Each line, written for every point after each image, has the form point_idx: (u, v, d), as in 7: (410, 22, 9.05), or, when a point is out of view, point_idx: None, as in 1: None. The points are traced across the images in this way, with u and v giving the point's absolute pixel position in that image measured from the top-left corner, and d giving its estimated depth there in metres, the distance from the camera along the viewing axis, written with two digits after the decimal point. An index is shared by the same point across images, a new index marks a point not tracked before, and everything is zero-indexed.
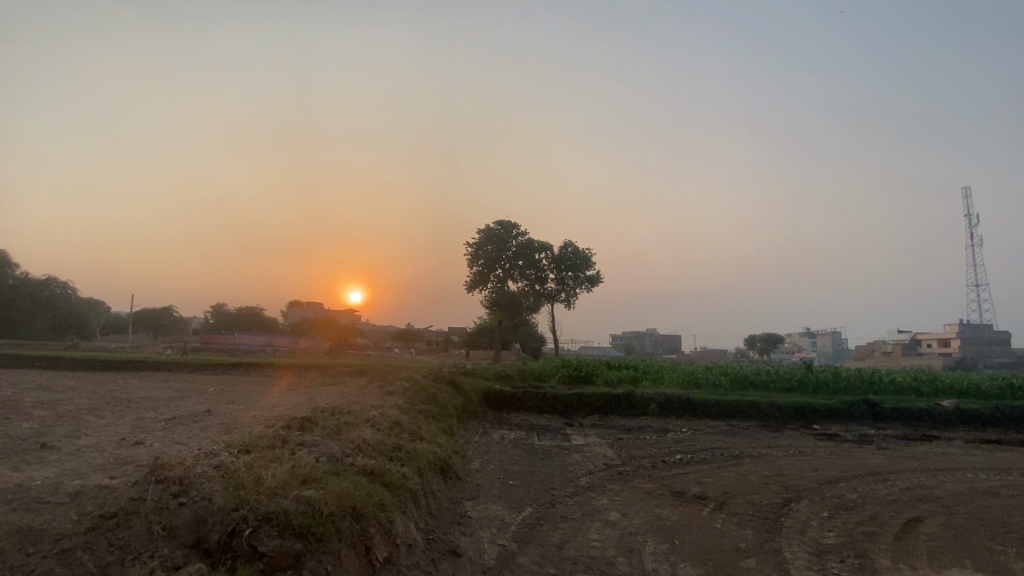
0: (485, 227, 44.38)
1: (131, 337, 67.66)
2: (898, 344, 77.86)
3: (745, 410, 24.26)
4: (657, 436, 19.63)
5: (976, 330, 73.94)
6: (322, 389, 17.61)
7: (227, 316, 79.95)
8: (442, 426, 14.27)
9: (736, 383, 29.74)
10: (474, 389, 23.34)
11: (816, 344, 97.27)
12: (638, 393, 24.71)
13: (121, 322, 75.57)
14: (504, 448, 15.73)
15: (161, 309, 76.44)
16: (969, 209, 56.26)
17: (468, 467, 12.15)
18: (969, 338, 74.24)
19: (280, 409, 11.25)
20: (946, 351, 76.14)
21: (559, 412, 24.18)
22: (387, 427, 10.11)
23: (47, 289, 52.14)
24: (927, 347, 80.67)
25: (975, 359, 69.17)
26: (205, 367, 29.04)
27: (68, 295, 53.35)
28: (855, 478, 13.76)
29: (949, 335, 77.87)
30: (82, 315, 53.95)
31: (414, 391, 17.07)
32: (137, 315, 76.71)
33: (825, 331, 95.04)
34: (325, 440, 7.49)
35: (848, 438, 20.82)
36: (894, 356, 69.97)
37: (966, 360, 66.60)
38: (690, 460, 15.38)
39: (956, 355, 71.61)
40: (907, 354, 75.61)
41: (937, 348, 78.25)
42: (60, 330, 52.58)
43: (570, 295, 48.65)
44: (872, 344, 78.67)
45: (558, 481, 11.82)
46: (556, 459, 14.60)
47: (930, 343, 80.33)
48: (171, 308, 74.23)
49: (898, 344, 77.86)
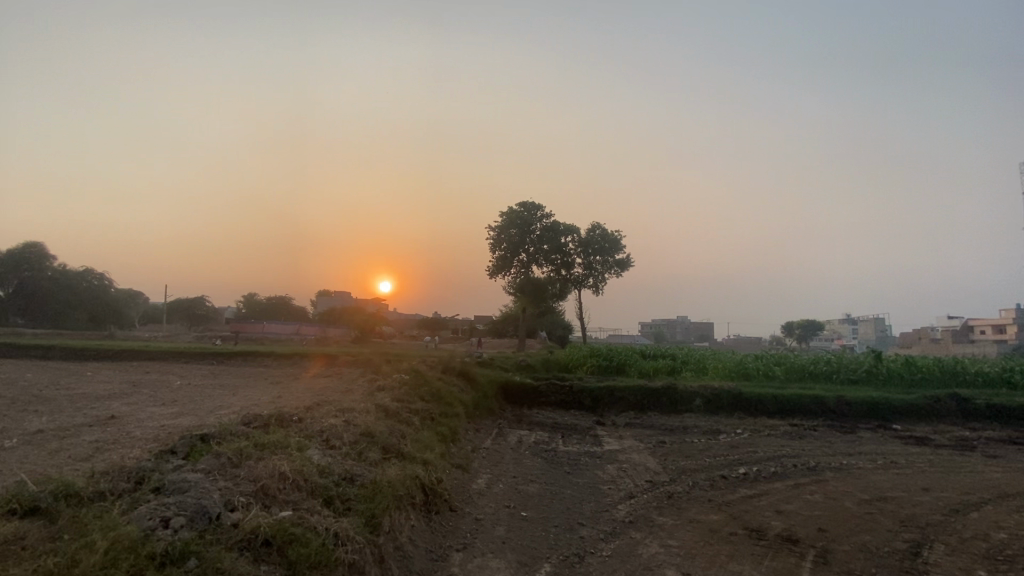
0: (508, 209, 41.29)
1: (164, 326, 67.42)
2: (947, 332, 71.49)
3: (807, 407, 20.68)
4: (706, 440, 16.33)
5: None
6: (307, 384, 14.90)
7: (258, 305, 79.44)
8: (443, 431, 11.46)
9: (791, 375, 25.99)
10: (490, 382, 20.48)
11: (857, 332, 90.99)
12: (680, 385, 21.41)
13: (155, 312, 75.24)
14: (521, 457, 12.74)
15: (195, 299, 75.92)
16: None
17: (469, 490, 9.22)
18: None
19: (220, 413, 8.56)
20: (1000, 337, 69.39)
21: (587, 408, 21.09)
22: (348, 442, 7.22)
23: (86, 281, 51.48)
24: (980, 334, 73.66)
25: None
26: (206, 357, 26.88)
27: (108, 287, 52.63)
28: (991, 506, 10.25)
29: (1005, 320, 71.01)
30: (120, 306, 53.35)
31: (413, 387, 14.22)
32: (171, 305, 76.43)
33: (867, 317, 88.57)
34: (207, 480, 4.67)
35: (942, 445, 17.06)
36: (944, 343, 64.34)
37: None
38: (757, 474, 12.13)
39: (1015, 342, 64.99)
40: (958, 342, 69.20)
41: (991, 334, 71.36)
42: (100, 321, 51.27)
43: (599, 281, 45.25)
44: (920, 331, 72.36)
45: (590, 514, 8.76)
46: (586, 474, 11.54)
47: (983, 329, 73.29)
48: (204, 297, 73.66)
49: (948, 331, 71.50)
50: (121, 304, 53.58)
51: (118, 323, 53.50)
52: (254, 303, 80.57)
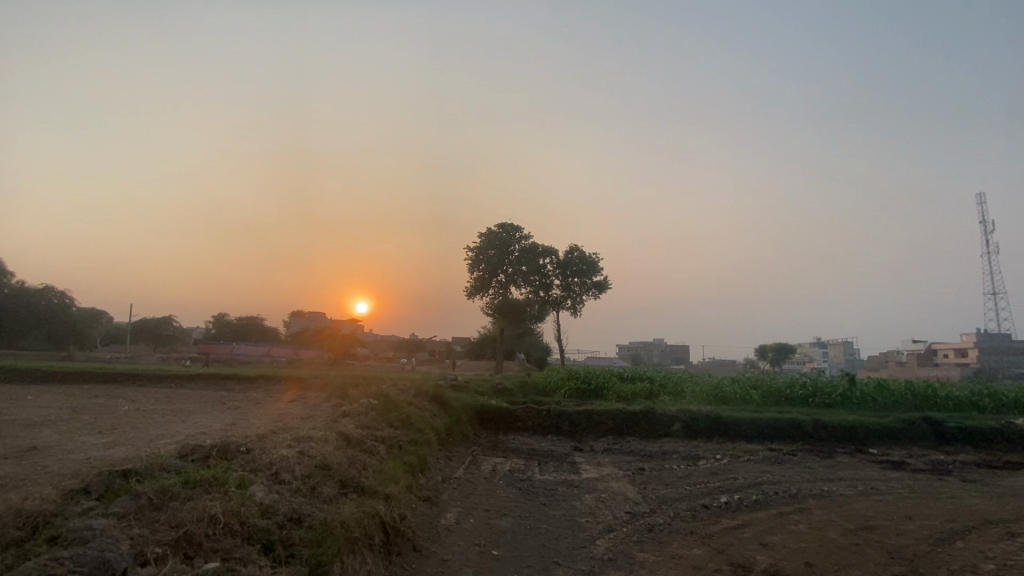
0: (487, 230, 41.03)
1: (127, 347, 64.31)
2: (913, 356, 73.34)
3: (786, 431, 20.50)
4: (686, 467, 15.90)
5: (992, 340, 68.96)
6: (268, 409, 14.01)
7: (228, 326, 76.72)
8: (411, 461, 10.80)
9: (768, 398, 25.91)
10: (465, 406, 19.76)
11: (828, 355, 92.76)
12: (658, 409, 21.04)
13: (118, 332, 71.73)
14: (495, 487, 12.09)
15: (162, 319, 72.71)
16: (986, 215, 52.78)
17: (436, 527, 8.55)
18: (988, 347, 69.18)
19: (161, 443, 7.79)
20: (963, 360, 71.48)
21: (565, 433, 20.49)
22: (299, 476, 6.58)
23: (46, 298, 48.93)
24: (944, 357, 75.76)
25: (995, 368, 64.76)
26: (164, 379, 25.41)
27: (68, 305, 50.01)
28: (974, 534, 10.02)
29: (966, 344, 73.30)
30: (82, 326, 50.79)
31: (381, 413, 13.48)
32: (135, 326, 72.81)
33: (837, 340, 90.46)
34: (117, 528, 4.09)
35: (919, 470, 16.99)
36: (910, 366, 65.93)
37: (989, 371, 62.01)
38: (739, 503, 11.72)
39: (976, 365, 67.00)
40: (923, 365, 70.99)
41: (954, 357, 73.40)
42: (58, 341, 48.68)
43: (577, 303, 45.08)
44: (887, 354, 74.10)
45: (566, 551, 8.17)
46: (563, 505, 10.94)
47: (946, 353, 75.43)
48: (170, 317, 70.43)
49: (913, 355, 73.35)
50: (82, 323, 51.04)
51: (78, 343, 50.85)
52: (224, 324, 77.76)
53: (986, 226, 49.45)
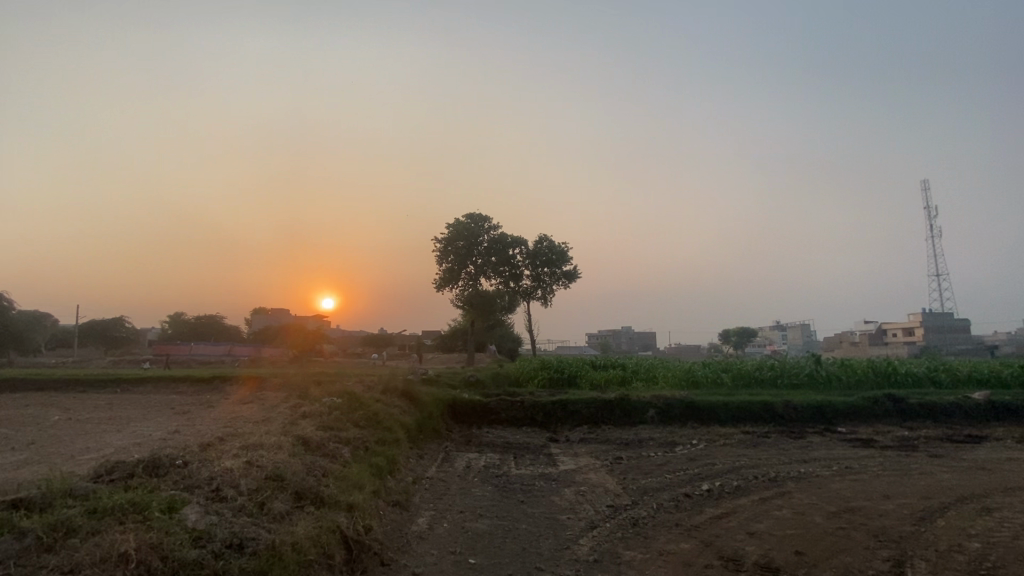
0: (455, 220, 40.01)
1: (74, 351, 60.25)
2: (865, 336, 76.60)
3: (758, 414, 20.60)
4: (663, 453, 15.65)
5: (937, 319, 72.67)
6: (220, 413, 12.88)
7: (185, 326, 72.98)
8: (379, 463, 10.05)
9: (739, 381, 26.12)
10: (436, 400, 18.99)
11: (787, 337, 95.93)
12: (633, 396, 20.80)
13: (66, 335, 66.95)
14: (469, 486, 11.44)
15: (113, 321, 68.06)
16: (932, 200, 55.09)
17: (407, 535, 7.85)
18: (933, 326, 72.82)
19: (85, 459, 6.76)
20: (910, 339, 75.10)
21: (539, 424, 20.02)
22: (245, 491, 5.81)
23: None
24: (893, 336, 79.35)
25: (940, 345, 68.30)
26: (107, 384, 23.47)
27: (9, 309, 46.39)
28: (953, 511, 10.02)
29: (913, 323, 76.94)
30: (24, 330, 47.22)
31: (345, 412, 12.61)
32: (85, 328, 67.76)
33: (796, 323, 93.64)
34: None
35: (888, 446, 17.30)
36: (863, 346, 68.83)
37: (935, 348, 65.31)
38: (721, 490, 11.45)
39: (922, 343, 70.47)
40: (875, 344, 74.29)
41: (902, 336, 77.04)
42: None
43: (547, 293, 44.70)
44: (842, 335, 77.14)
45: (549, 554, 7.60)
46: (542, 501, 10.37)
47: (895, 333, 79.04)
48: (122, 318, 65.89)
49: (865, 336, 76.60)
50: (24, 328, 47.50)
51: (19, 349, 47.32)
52: (182, 323, 73.88)
53: (931, 210, 51.79)
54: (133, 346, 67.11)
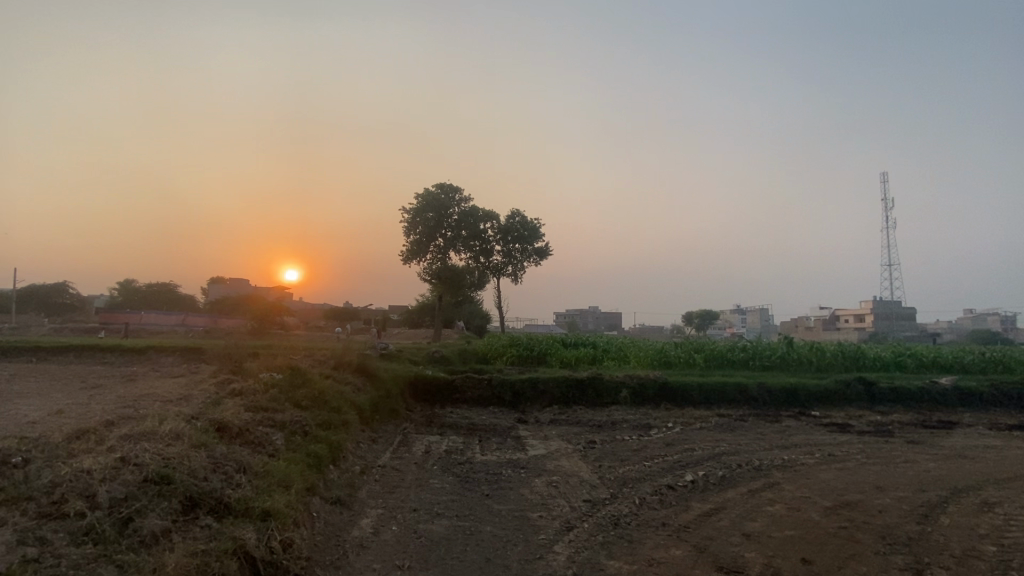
0: (424, 190, 37.82)
1: (11, 317, 55.27)
2: (821, 321, 78.82)
3: (733, 396, 19.93)
4: (638, 438, 14.59)
5: (887, 306, 74.99)
6: (133, 389, 10.89)
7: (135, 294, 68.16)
8: (317, 452, 8.52)
9: (711, 362, 25.53)
10: (395, 377, 17.41)
11: (746, 321, 98.04)
12: (606, 375, 19.76)
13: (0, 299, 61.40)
14: (427, 475, 10.03)
15: (57, 285, 62.44)
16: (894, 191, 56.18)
17: (342, 545, 6.43)
18: (882, 313, 75.12)
19: None
20: (860, 325, 77.58)
21: (506, 404, 18.74)
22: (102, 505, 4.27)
23: None
24: (845, 322, 81.59)
25: (889, 331, 70.82)
26: (20, 353, 20.65)
27: None
28: (953, 507, 9.36)
29: (864, 310, 79.37)
30: None
31: (284, 391, 10.91)
32: (24, 293, 62.07)
33: (755, 307, 95.50)
34: None
35: (864, 432, 16.85)
36: (817, 330, 70.75)
37: (885, 335, 67.59)
38: (706, 481, 10.40)
39: (872, 329, 72.96)
40: (830, 329, 76.62)
41: (854, 323, 79.44)
42: None
43: (518, 269, 43.28)
44: (799, 319, 79.20)
45: (518, 568, 6.29)
46: (510, 495, 9.05)
47: (847, 319, 81.21)
48: (64, 283, 60.74)
49: (821, 320, 78.83)
50: None
51: None
52: (133, 291, 69.13)
53: (891, 200, 52.81)
54: (76, 313, 62.30)
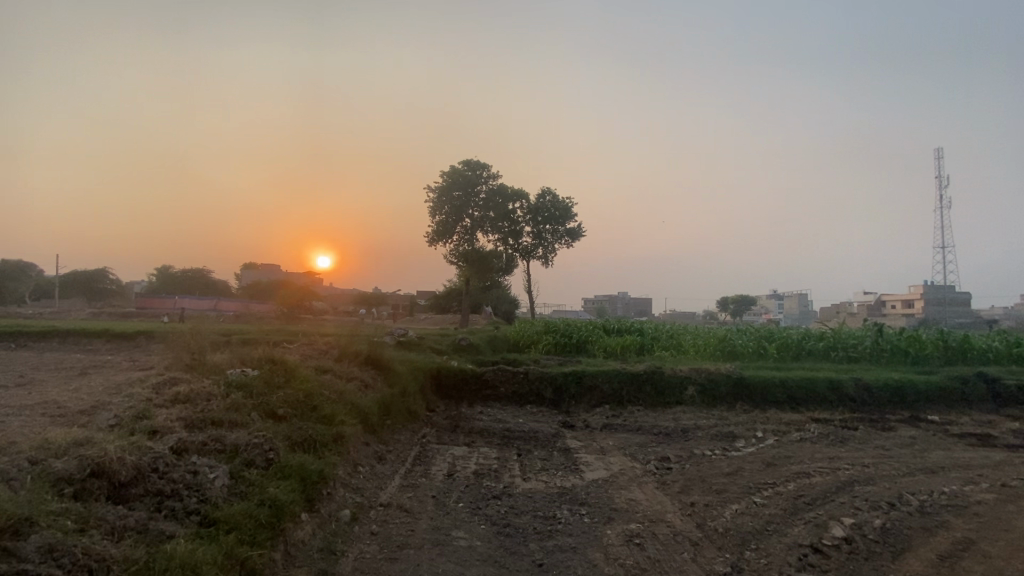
0: (449, 167, 34.55)
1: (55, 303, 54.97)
2: (866, 306, 72.27)
3: (825, 396, 16.18)
4: (725, 454, 11.18)
5: (940, 291, 67.92)
6: (55, 390, 8.02)
7: (172, 279, 67.71)
8: (276, 498, 5.52)
9: (783, 354, 21.70)
10: (413, 370, 14.37)
11: (783, 306, 91.69)
12: (667, 369, 16.29)
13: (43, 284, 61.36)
14: (450, 521, 6.94)
15: (98, 272, 62.05)
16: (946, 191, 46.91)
17: None
18: (934, 298, 67.77)
19: None
20: (909, 310, 69.69)
21: (546, 402, 15.56)
22: None
23: None
24: (891, 308, 73.52)
25: (943, 316, 64.17)
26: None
27: None
28: None
29: (914, 296, 71.82)
30: None
31: (252, 396, 7.94)
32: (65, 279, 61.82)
33: (793, 292, 88.94)
34: None
35: (1015, 446, 13.01)
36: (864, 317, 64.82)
37: (941, 322, 61.15)
38: (865, 539, 7.00)
39: (923, 314, 66.17)
40: (878, 314, 70.17)
41: (900, 308, 71.45)
42: None
43: (549, 252, 39.79)
44: (844, 305, 72.96)
45: None
46: (577, 567, 5.86)
47: (893, 304, 73.05)
48: (103, 269, 60.28)
49: (866, 305, 72.28)
50: None
51: None
52: (167, 275, 68.45)
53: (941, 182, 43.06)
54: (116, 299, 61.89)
